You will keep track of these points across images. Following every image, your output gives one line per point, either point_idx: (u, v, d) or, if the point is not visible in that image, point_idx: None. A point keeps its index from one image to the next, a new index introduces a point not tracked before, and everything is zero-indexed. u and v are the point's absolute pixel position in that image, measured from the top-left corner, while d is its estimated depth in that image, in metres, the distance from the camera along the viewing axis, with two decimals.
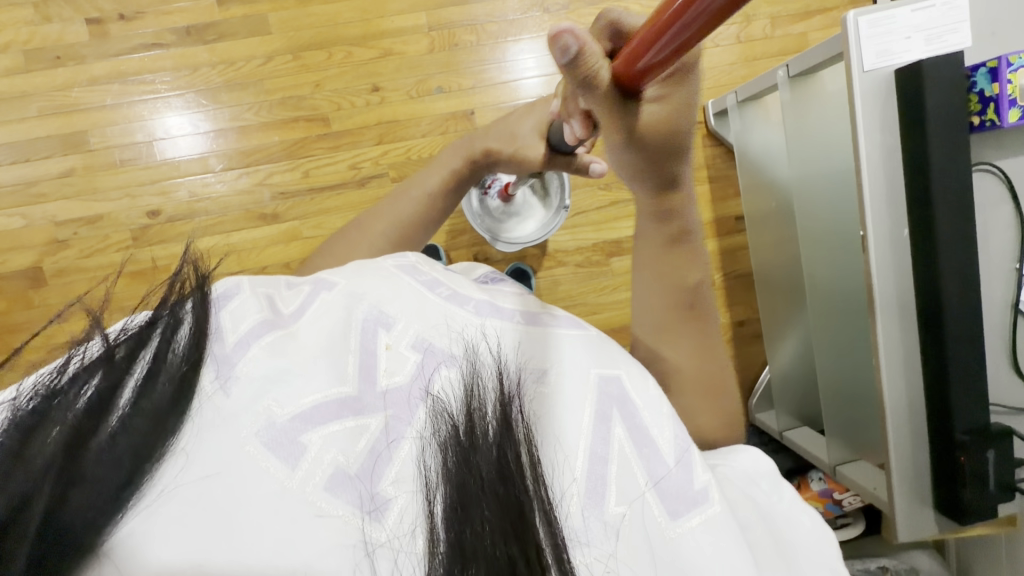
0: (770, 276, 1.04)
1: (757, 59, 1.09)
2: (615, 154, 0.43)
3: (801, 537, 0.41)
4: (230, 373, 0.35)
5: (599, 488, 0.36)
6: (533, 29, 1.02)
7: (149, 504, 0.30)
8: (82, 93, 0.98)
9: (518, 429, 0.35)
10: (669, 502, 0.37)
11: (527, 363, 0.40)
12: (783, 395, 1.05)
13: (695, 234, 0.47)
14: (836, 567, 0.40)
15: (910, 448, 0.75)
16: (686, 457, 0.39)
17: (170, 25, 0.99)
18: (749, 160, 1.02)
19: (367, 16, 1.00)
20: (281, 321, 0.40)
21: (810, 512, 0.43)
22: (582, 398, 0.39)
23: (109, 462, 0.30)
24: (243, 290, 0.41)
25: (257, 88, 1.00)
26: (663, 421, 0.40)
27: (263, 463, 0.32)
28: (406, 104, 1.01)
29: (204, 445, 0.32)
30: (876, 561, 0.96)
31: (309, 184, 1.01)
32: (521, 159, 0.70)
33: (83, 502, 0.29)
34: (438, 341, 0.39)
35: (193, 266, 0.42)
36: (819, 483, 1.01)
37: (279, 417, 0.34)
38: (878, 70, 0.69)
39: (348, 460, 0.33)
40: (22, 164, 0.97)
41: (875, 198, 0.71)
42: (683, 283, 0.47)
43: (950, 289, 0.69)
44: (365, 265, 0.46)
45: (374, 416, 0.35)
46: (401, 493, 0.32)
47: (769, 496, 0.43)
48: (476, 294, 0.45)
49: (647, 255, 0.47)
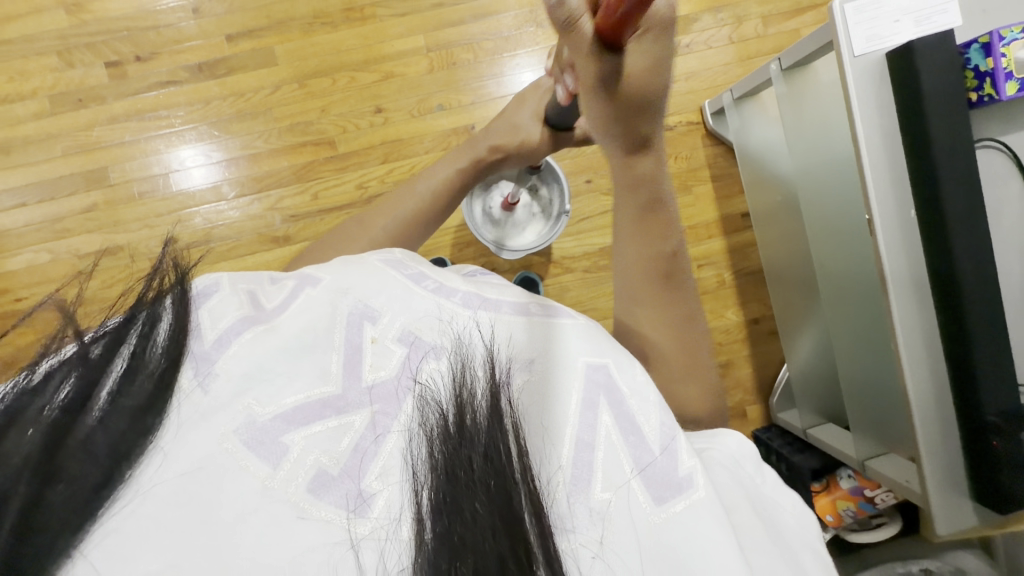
0: (782, 273, 1.04)
1: (752, 58, 1.10)
2: (591, 103, 0.41)
3: (785, 521, 0.40)
4: (209, 371, 0.36)
5: (585, 475, 0.36)
6: (528, 44, 1.05)
7: (127, 503, 0.31)
8: (103, 132, 1.03)
9: (507, 415, 0.35)
10: (653, 487, 0.37)
11: (517, 353, 0.40)
12: (802, 389, 1.03)
13: (669, 203, 0.48)
14: (821, 550, 0.40)
15: (939, 436, 0.72)
16: (672, 444, 0.38)
17: (184, 63, 1.04)
18: (751, 157, 1.03)
19: (368, 42, 1.04)
20: (262, 317, 0.39)
21: (795, 493, 0.42)
22: (570, 386, 0.39)
23: (85, 458, 0.30)
24: (223, 287, 0.41)
25: (266, 117, 1.04)
26: (650, 408, 0.39)
27: (242, 461, 0.33)
28: (408, 123, 1.04)
29: (185, 443, 0.33)
30: (919, 564, 0.94)
31: (319, 205, 1.04)
32: (528, 145, 0.77)
33: (62, 499, 0.29)
34: (425, 334, 0.40)
35: (173, 265, 0.43)
36: (849, 480, 0.96)
37: (261, 416, 0.35)
38: (869, 53, 0.69)
39: (331, 460, 0.34)
40: (47, 202, 1.02)
41: (879, 182, 0.70)
42: (660, 250, 0.48)
43: (965, 267, 0.67)
44: (350, 261, 0.46)
45: (358, 413, 0.36)
46: (386, 486, 0.33)
47: (755, 479, 0.42)
48: (464, 286, 0.44)
49: (624, 221, 0.49)
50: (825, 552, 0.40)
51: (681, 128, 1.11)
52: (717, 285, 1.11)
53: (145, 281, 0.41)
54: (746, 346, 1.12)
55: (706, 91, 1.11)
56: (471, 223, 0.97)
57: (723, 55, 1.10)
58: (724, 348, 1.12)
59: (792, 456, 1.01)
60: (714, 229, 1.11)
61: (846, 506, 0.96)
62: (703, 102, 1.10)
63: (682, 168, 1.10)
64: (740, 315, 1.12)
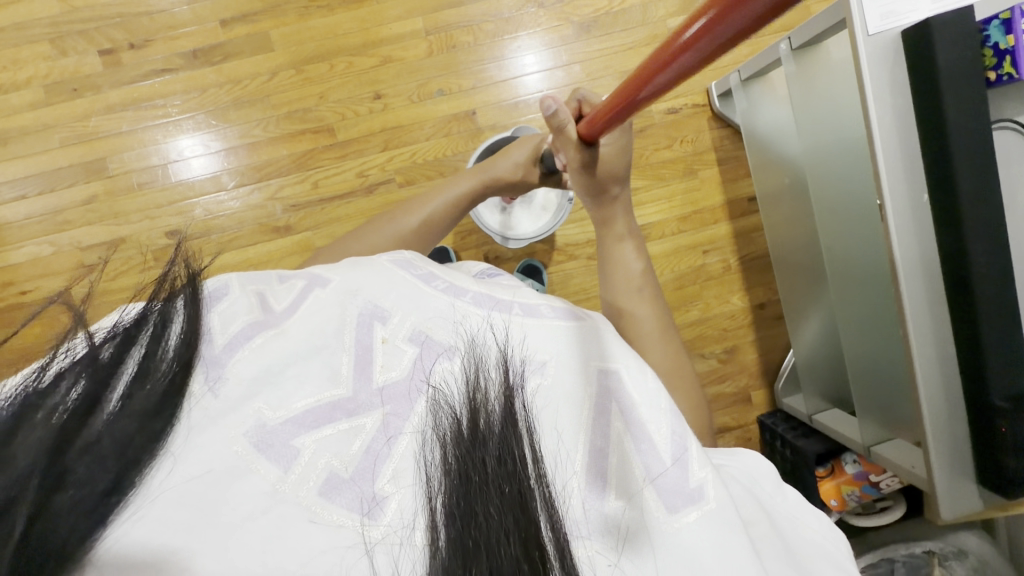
0: (787, 257, 1.03)
1: (760, 36, 1.07)
2: (574, 176, 0.63)
3: (806, 536, 0.42)
4: (219, 375, 0.36)
5: (599, 479, 0.37)
6: (530, 25, 1.03)
7: (136, 508, 0.31)
8: (100, 122, 1.02)
9: (522, 419, 0.35)
10: (666, 497, 0.36)
11: (530, 355, 0.40)
12: (812, 376, 1.02)
13: (635, 235, 0.62)
14: (843, 563, 0.41)
15: (946, 422, 0.71)
16: (684, 455, 0.38)
17: (178, 50, 1.02)
18: (758, 140, 1.01)
19: (365, 25, 1.02)
20: (271, 321, 0.39)
21: (814, 513, 0.44)
22: (583, 389, 0.39)
23: (95, 460, 0.30)
24: (232, 289, 0.41)
25: (264, 104, 1.02)
26: (661, 416, 0.39)
27: (252, 463, 0.33)
28: (408, 109, 1.02)
29: (192, 446, 0.33)
30: (921, 545, 0.95)
31: (319, 194, 1.02)
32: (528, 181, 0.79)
33: (69, 501, 0.29)
34: (437, 333, 0.40)
35: (184, 265, 0.43)
36: (853, 465, 0.95)
37: (270, 420, 0.34)
38: (884, 31, 0.67)
39: (342, 463, 0.34)
40: (48, 194, 1.01)
41: (891, 167, 0.68)
42: (636, 265, 0.59)
43: (977, 250, 0.66)
44: (360, 263, 0.45)
45: (369, 415, 0.36)
46: (398, 489, 0.33)
47: (773, 497, 0.44)
48: (473, 286, 0.45)
49: (603, 240, 0.62)
50: (846, 566, 0.41)
51: (687, 111, 1.08)
52: (722, 271, 1.10)
53: (157, 281, 0.41)
54: (751, 332, 1.11)
55: (713, 72, 1.08)
56: (478, 219, 0.97)
57: None
58: (730, 335, 1.11)
59: (796, 441, 1.00)
60: (719, 214, 1.09)
61: (850, 490, 0.96)
62: (709, 83, 1.08)
63: (688, 151, 1.08)
64: (746, 300, 1.11)
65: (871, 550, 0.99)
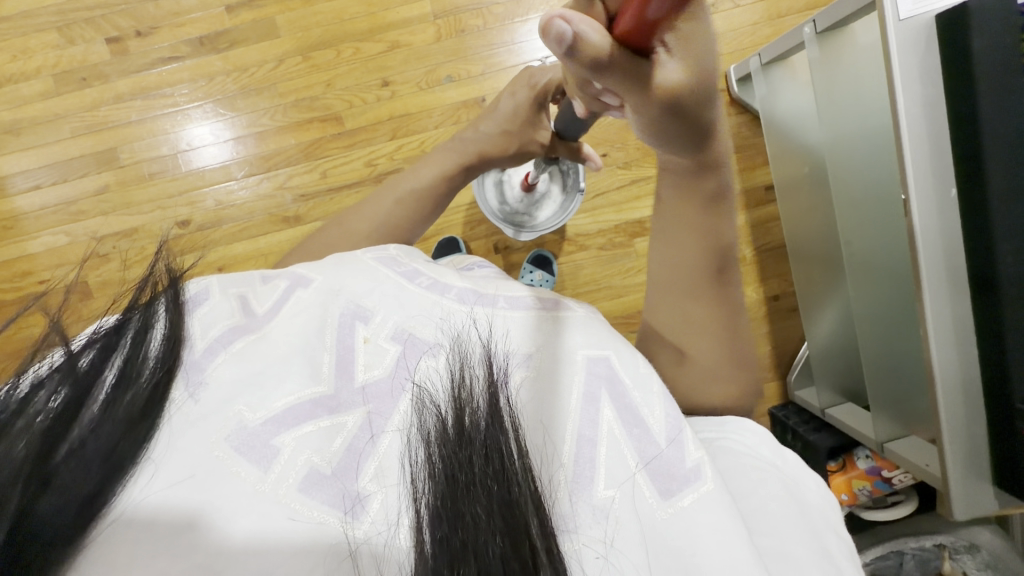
0: (801, 244, 0.99)
1: (783, 16, 1.03)
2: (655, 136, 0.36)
3: (811, 498, 0.44)
4: (199, 381, 0.36)
5: (587, 472, 0.36)
6: (540, 7, 0.99)
7: (118, 514, 0.32)
8: (109, 111, 1.02)
9: (507, 418, 0.35)
10: (659, 481, 0.37)
11: (514, 349, 0.40)
12: (823, 367, 0.99)
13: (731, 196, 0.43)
14: (836, 526, 0.43)
15: (965, 419, 0.69)
16: (678, 436, 0.39)
17: (184, 36, 1.01)
18: (777, 125, 0.97)
19: (372, 9, 0.99)
20: (254, 324, 0.40)
21: (812, 475, 0.45)
22: (568, 381, 0.39)
23: (78, 467, 0.31)
24: (213, 293, 0.42)
25: (271, 92, 1.01)
26: (653, 400, 0.40)
27: (233, 467, 0.33)
28: (417, 96, 1.00)
29: (174, 450, 0.34)
30: (932, 539, 0.94)
31: (328, 184, 1.02)
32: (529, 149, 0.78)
33: (50, 510, 0.30)
34: (420, 332, 0.40)
35: (165, 268, 0.44)
36: (866, 460, 0.95)
37: (251, 421, 0.35)
38: (916, 16, 0.63)
39: (323, 459, 0.34)
40: (61, 184, 1.02)
41: (917, 161, 0.65)
42: (714, 250, 0.43)
43: (1005, 248, 0.63)
44: (344, 259, 0.46)
45: (351, 414, 0.36)
46: (382, 487, 0.33)
47: (775, 461, 0.44)
48: (458, 282, 0.45)
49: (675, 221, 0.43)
50: (842, 530, 0.43)
51: None
52: None
53: (136, 286, 0.43)
54: (765, 323, 1.10)
55: (733, 55, 1.04)
56: (486, 207, 0.96)
57: (752, 13, 1.03)
58: None
59: (808, 436, 0.99)
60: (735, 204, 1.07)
61: (862, 485, 0.95)
62: (728, 67, 1.04)
63: None
64: (760, 292, 1.09)
65: (882, 541, 0.98)
